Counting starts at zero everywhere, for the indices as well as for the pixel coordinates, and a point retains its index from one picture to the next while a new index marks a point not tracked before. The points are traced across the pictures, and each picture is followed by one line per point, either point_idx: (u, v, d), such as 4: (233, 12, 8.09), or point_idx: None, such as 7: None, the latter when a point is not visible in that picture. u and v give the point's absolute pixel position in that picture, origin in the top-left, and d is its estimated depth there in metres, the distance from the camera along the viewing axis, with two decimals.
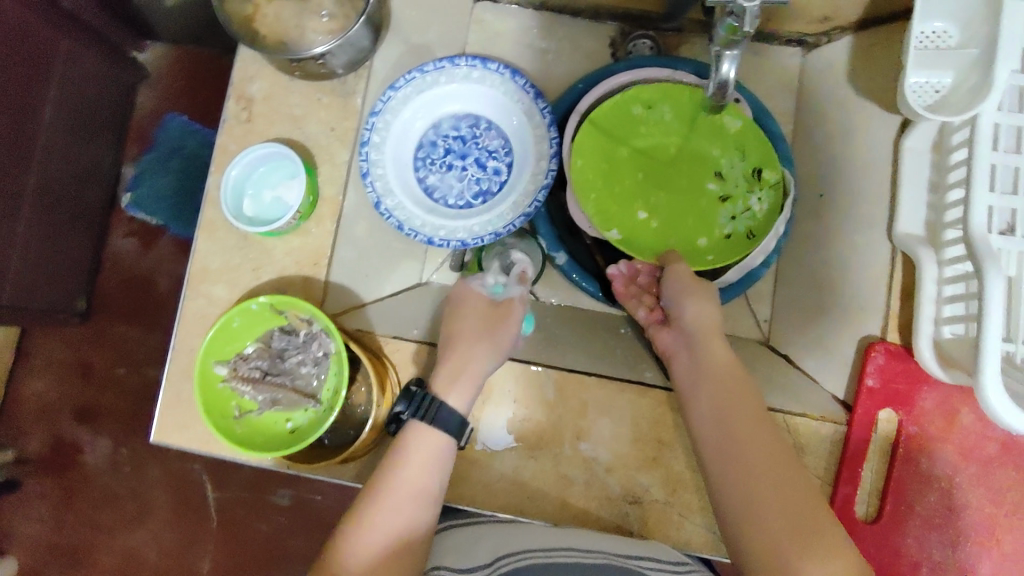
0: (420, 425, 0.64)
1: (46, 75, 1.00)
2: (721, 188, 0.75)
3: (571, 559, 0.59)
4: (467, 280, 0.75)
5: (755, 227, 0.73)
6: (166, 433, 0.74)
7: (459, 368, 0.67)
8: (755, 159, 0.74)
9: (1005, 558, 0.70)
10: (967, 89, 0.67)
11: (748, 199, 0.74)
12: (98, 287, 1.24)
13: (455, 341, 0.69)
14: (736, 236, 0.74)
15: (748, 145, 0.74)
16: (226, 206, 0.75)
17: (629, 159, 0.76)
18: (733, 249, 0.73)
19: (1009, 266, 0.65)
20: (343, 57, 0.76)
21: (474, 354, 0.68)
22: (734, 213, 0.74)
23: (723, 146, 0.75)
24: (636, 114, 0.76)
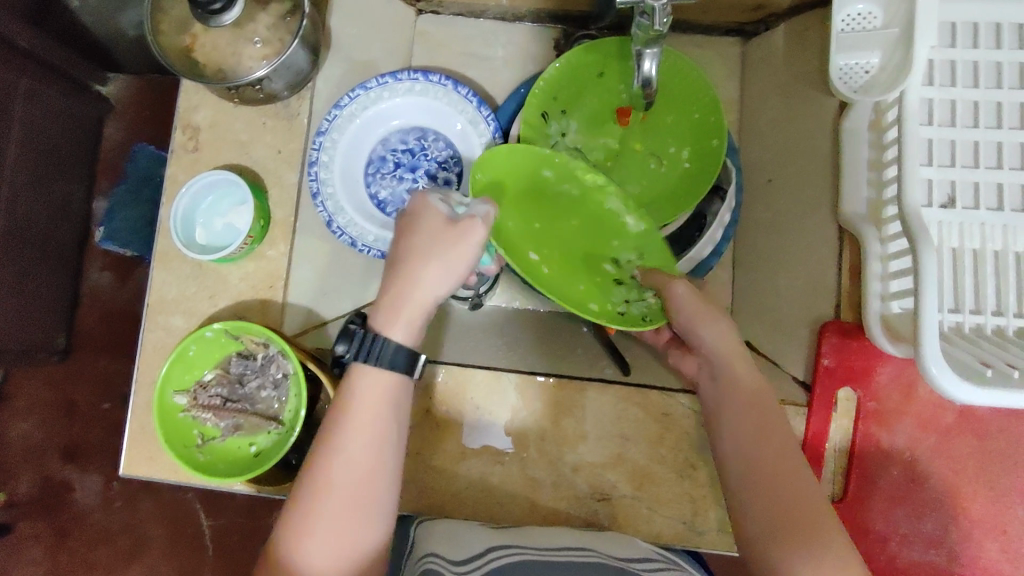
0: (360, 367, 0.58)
1: (8, 117, 1.00)
2: (618, 272, 0.70)
3: (564, 559, 0.61)
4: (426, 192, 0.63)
5: (651, 312, 0.67)
6: (135, 466, 0.75)
7: (404, 288, 0.59)
8: (653, 261, 0.68)
9: (971, 526, 0.71)
10: (893, 67, 0.68)
11: (642, 292, 0.68)
12: (78, 323, 1.24)
13: (405, 258, 0.60)
14: (629, 316, 0.67)
15: (653, 248, 0.69)
16: (176, 237, 0.76)
17: (537, 217, 0.71)
18: (623, 324, 0.66)
19: (951, 238, 0.66)
20: (281, 80, 0.78)
21: (423, 273, 0.59)
22: (630, 296, 0.69)
23: (624, 241, 0.70)
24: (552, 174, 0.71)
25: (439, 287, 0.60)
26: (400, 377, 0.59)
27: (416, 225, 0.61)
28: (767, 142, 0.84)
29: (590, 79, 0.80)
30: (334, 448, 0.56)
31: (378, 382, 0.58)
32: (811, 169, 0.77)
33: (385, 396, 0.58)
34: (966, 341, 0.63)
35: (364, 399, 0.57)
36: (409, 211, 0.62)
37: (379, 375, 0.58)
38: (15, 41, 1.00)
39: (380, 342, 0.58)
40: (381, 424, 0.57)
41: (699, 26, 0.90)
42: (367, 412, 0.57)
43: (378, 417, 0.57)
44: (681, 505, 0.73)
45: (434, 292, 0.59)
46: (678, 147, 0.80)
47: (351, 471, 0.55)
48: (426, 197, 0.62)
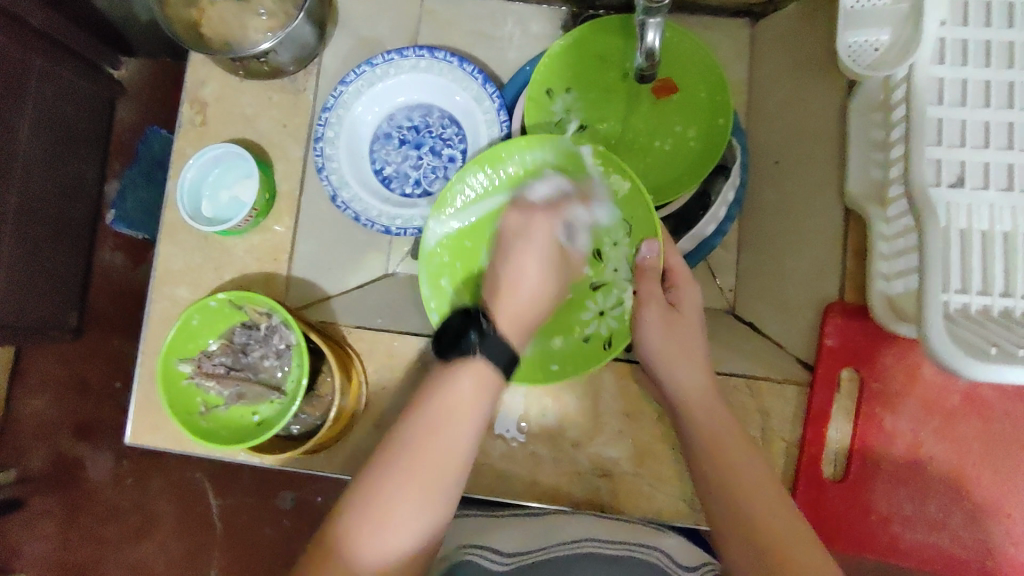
0: (467, 376, 0.55)
1: (21, 95, 1.00)
2: (595, 271, 0.72)
3: (595, 551, 0.61)
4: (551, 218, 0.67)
5: (613, 336, 0.71)
6: (140, 434, 0.76)
7: (512, 283, 0.62)
8: (636, 236, 0.70)
9: (977, 510, 0.70)
10: (899, 46, 0.67)
11: (621, 292, 0.71)
12: (91, 304, 1.26)
13: (509, 254, 0.64)
14: (595, 340, 0.71)
15: (634, 217, 0.70)
16: (183, 208, 0.77)
17: None
18: (588, 357, 0.71)
19: (959, 218, 0.64)
20: (287, 53, 0.79)
21: (523, 271, 0.63)
22: (607, 304, 0.72)
23: (607, 220, 0.71)
24: (545, 173, 0.72)
25: (550, 283, 0.64)
26: (500, 381, 0.57)
27: (528, 246, 0.65)
28: (775, 125, 0.84)
29: (600, 56, 0.80)
30: (424, 441, 0.52)
31: (475, 391, 0.55)
32: (818, 148, 0.77)
33: (480, 401, 0.55)
34: (973, 322, 0.61)
35: (458, 400, 0.54)
36: (526, 232, 0.66)
37: (485, 368, 0.55)
38: (27, 20, 1.00)
39: (502, 342, 0.57)
40: (473, 427, 0.54)
41: (708, 6, 0.89)
42: (461, 411, 0.54)
43: (468, 422, 0.54)
44: (681, 483, 0.73)
45: (535, 266, 0.64)
46: (685, 125, 0.79)
47: (433, 472, 0.51)
48: (547, 220, 0.66)
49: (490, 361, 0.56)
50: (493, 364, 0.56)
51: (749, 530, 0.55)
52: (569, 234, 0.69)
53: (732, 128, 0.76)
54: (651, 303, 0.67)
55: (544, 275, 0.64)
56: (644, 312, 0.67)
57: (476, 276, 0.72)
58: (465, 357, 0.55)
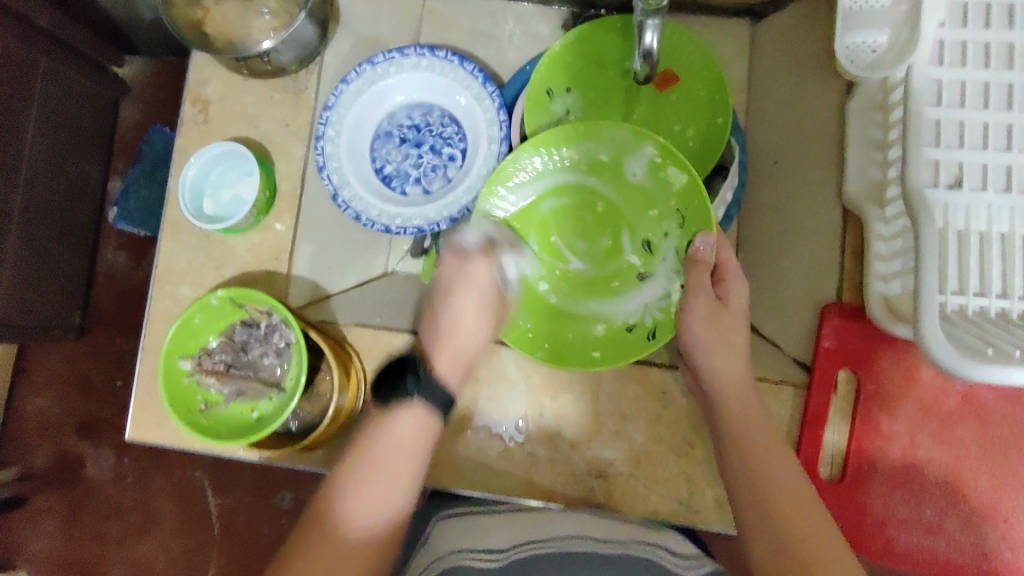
0: (416, 413, 0.60)
1: (28, 95, 1.01)
2: (644, 261, 0.74)
3: (584, 549, 0.60)
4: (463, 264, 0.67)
5: (658, 326, 0.71)
6: (140, 431, 0.77)
7: (448, 331, 0.66)
8: (689, 229, 0.71)
9: (972, 512, 0.70)
10: (896, 48, 0.67)
11: (669, 284, 0.72)
12: (93, 302, 1.27)
13: (449, 298, 0.66)
14: (639, 330, 0.72)
15: (688, 210, 0.71)
16: (184, 206, 0.78)
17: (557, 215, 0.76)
18: (630, 347, 0.72)
19: (957, 219, 0.64)
20: (289, 53, 0.80)
21: (464, 308, 0.66)
22: (654, 295, 0.73)
23: (663, 211, 0.73)
24: (602, 161, 0.75)
25: (486, 331, 0.68)
26: (438, 425, 0.62)
27: (455, 290, 0.66)
28: (774, 126, 0.84)
29: (600, 57, 0.80)
30: (367, 481, 0.56)
31: (416, 431, 0.60)
32: (816, 150, 0.77)
33: (420, 441, 0.60)
34: (970, 325, 0.61)
35: (399, 441, 0.59)
36: (453, 279, 0.67)
37: (429, 416, 0.60)
38: (32, 20, 1.01)
39: (439, 389, 0.62)
40: (410, 467, 0.59)
41: (709, 7, 0.89)
42: (403, 453, 0.59)
43: (409, 462, 0.58)
44: (677, 484, 0.73)
45: (473, 316, 0.66)
46: (683, 125, 0.79)
47: (369, 510, 0.56)
48: (460, 261, 0.67)
49: (427, 406, 0.61)
50: (432, 409, 0.61)
51: (743, 529, 0.55)
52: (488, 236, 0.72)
53: (730, 127, 0.76)
54: (698, 293, 0.66)
55: (484, 316, 0.67)
56: (691, 303, 0.66)
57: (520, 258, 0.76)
58: (404, 402, 0.60)
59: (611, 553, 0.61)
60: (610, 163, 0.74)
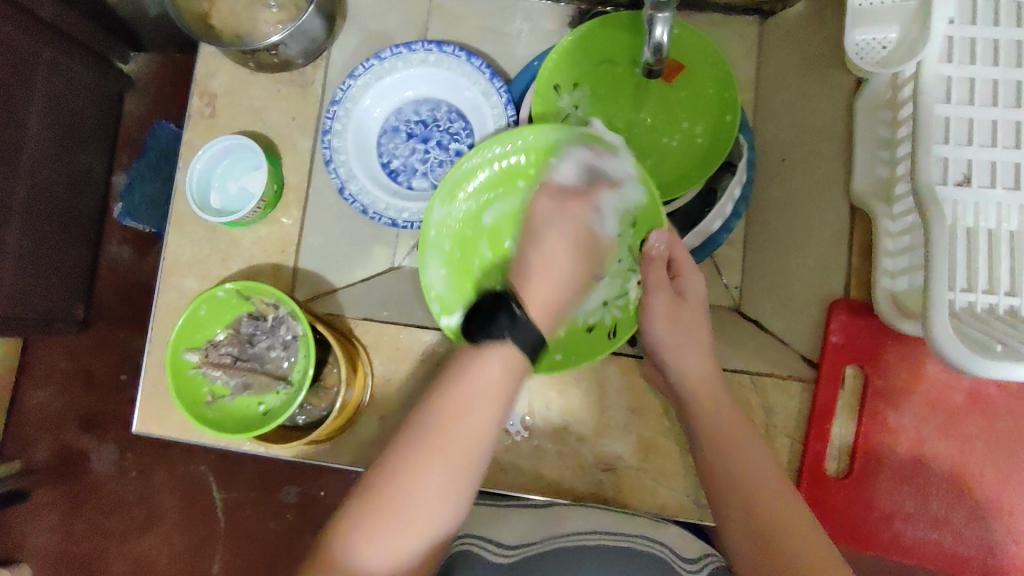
0: (494, 357, 0.56)
1: (30, 88, 1.01)
2: None
3: (593, 542, 0.61)
4: (556, 196, 0.69)
5: (619, 325, 0.71)
6: (146, 423, 0.77)
7: (540, 273, 0.65)
8: (642, 227, 0.69)
9: (978, 507, 0.70)
10: (907, 44, 0.67)
11: (625, 281, 0.71)
12: (97, 296, 1.26)
13: (540, 233, 0.67)
14: (600, 330, 0.71)
15: (640, 208, 0.69)
16: (191, 199, 0.77)
17: (509, 220, 0.72)
18: (591, 348, 0.71)
19: (965, 216, 0.64)
20: (296, 46, 0.79)
21: (552, 244, 0.66)
22: (612, 296, 0.71)
23: (614, 211, 0.70)
24: (546, 161, 0.71)
25: (575, 282, 0.67)
26: (526, 363, 0.58)
27: (546, 225, 0.68)
28: (782, 122, 0.84)
29: (608, 53, 0.80)
30: (442, 438, 0.52)
31: (501, 372, 0.56)
32: (824, 146, 0.77)
33: (506, 380, 0.56)
34: (976, 321, 0.61)
35: (483, 381, 0.55)
36: (543, 212, 0.69)
37: (517, 355, 0.56)
38: (36, 13, 1.00)
39: (531, 325, 0.58)
40: (495, 413, 0.55)
41: (716, 4, 0.89)
42: (484, 394, 0.55)
43: (492, 406, 0.55)
44: (685, 478, 0.73)
45: (564, 253, 0.66)
46: (692, 122, 0.79)
47: (454, 460, 0.52)
48: (551, 200, 0.69)
49: (518, 346, 0.57)
50: (522, 351, 0.57)
51: None
52: (582, 172, 0.69)
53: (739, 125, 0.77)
54: (657, 290, 0.67)
55: (571, 263, 0.67)
56: (652, 300, 0.67)
57: (474, 267, 0.72)
58: (494, 341, 0.56)
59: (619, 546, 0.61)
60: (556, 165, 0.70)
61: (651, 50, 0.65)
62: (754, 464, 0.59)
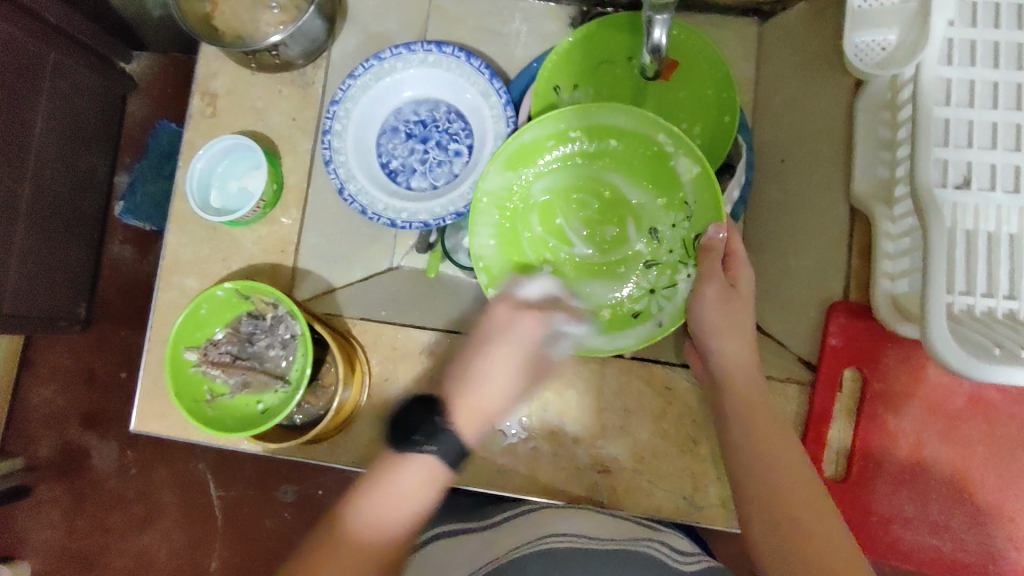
0: (417, 466, 0.55)
1: (36, 89, 1.01)
2: (651, 249, 0.74)
3: (585, 548, 0.61)
4: (513, 312, 0.64)
5: (666, 315, 0.72)
6: (146, 421, 0.77)
7: (464, 399, 0.60)
8: (698, 222, 0.71)
9: (977, 512, 0.69)
10: (906, 46, 0.67)
11: (674, 272, 0.73)
12: (99, 295, 1.27)
13: (483, 343, 0.62)
14: (647, 318, 0.73)
15: (697, 201, 0.71)
16: (192, 198, 0.78)
17: (565, 195, 0.76)
18: (639, 335, 0.72)
19: (965, 219, 0.63)
20: (297, 47, 0.79)
21: (496, 360, 0.62)
22: (660, 283, 0.73)
23: (670, 200, 0.73)
24: (612, 145, 0.73)
25: (507, 395, 0.62)
26: (446, 477, 0.57)
27: (489, 332, 0.63)
28: (781, 124, 0.84)
29: (608, 55, 0.81)
30: (355, 533, 0.52)
31: (420, 478, 0.55)
32: (823, 148, 0.77)
33: (426, 494, 0.55)
34: (977, 324, 0.61)
35: (403, 485, 0.55)
36: (490, 322, 0.64)
37: (439, 467, 0.56)
38: (43, 15, 1.01)
39: (454, 437, 0.57)
40: (408, 517, 0.54)
41: (715, 6, 0.89)
42: (403, 498, 0.54)
43: (409, 510, 0.54)
44: (681, 480, 0.73)
45: (513, 352, 0.62)
46: (690, 123, 0.79)
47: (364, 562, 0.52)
48: (507, 309, 0.65)
49: (436, 457, 0.56)
50: (442, 461, 0.56)
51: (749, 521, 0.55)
52: (553, 343, 0.66)
53: (737, 127, 0.76)
54: (710, 279, 0.66)
55: (521, 372, 0.62)
56: (704, 287, 0.66)
57: (525, 238, 0.76)
58: (411, 454, 0.55)
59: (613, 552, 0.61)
60: (622, 149, 0.73)
61: (650, 51, 0.65)
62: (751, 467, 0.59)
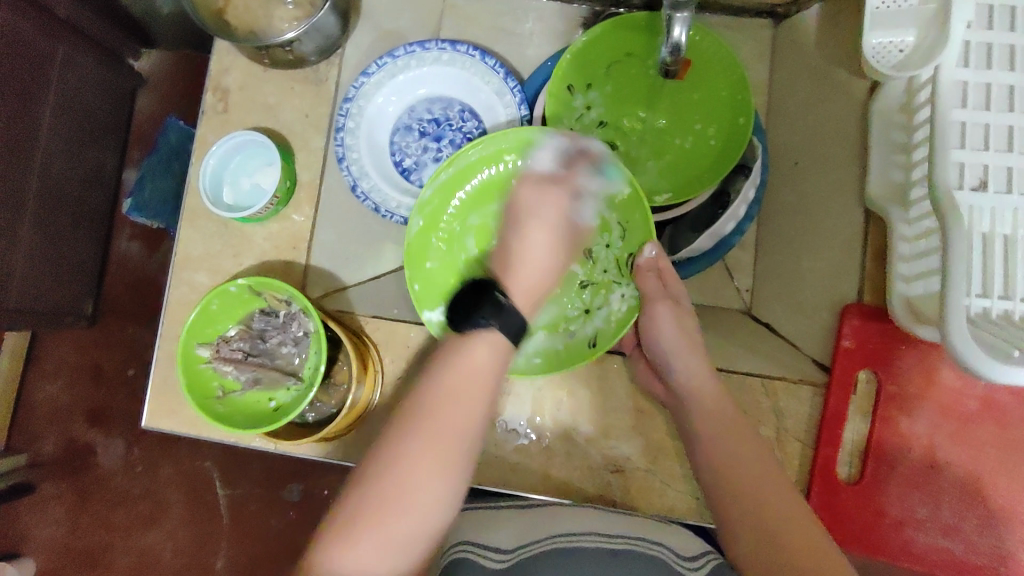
0: (479, 338, 0.57)
1: (44, 84, 1.01)
2: (585, 270, 0.74)
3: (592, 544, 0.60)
4: (526, 180, 0.69)
5: (599, 335, 0.72)
6: (155, 417, 0.77)
7: (522, 258, 0.67)
8: (633, 242, 0.72)
9: (991, 515, 0.69)
10: (926, 47, 0.67)
11: (609, 292, 0.74)
12: (106, 292, 1.27)
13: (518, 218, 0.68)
14: (582, 340, 0.73)
15: (629, 223, 0.72)
16: (204, 193, 0.78)
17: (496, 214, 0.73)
18: (574, 355, 0.72)
19: (983, 222, 0.63)
20: (311, 43, 0.79)
21: (534, 235, 0.67)
22: (594, 303, 0.74)
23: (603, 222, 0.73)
24: None
25: (555, 262, 0.68)
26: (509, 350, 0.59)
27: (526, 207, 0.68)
28: (795, 126, 0.83)
29: (622, 55, 0.81)
30: (425, 426, 0.53)
31: (489, 354, 0.57)
32: (838, 149, 0.77)
33: (490, 374, 0.56)
34: (995, 327, 0.60)
35: (469, 370, 0.55)
36: (521, 198, 0.69)
37: (499, 339, 0.57)
38: (54, 11, 1.01)
39: (512, 311, 0.59)
40: (479, 403, 0.55)
41: (729, 7, 0.88)
42: (470, 382, 0.55)
43: (481, 394, 0.55)
44: (694, 481, 0.73)
45: (544, 228, 0.68)
46: (704, 124, 0.79)
47: (443, 449, 0.52)
48: (528, 184, 0.69)
49: (499, 332, 0.58)
50: (504, 334, 0.58)
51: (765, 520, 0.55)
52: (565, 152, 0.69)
53: (752, 127, 0.75)
54: (659, 299, 0.70)
55: (555, 248, 0.68)
56: (656, 310, 0.70)
57: (459, 260, 0.73)
58: (478, 329, 0.57)
59: (621, 549, 0.60)
60: None
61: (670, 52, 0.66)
62: (766, 466, 0.59)
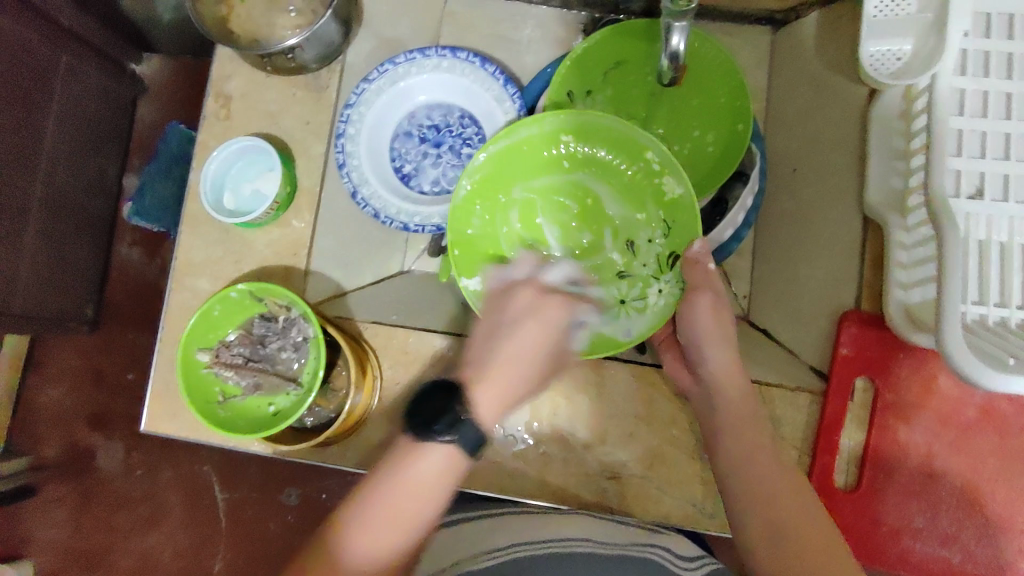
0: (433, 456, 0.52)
1: (47, 91, 1.02)
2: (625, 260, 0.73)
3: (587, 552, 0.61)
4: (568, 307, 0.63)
5: (636, 326, 0.70)
6: (156, 422, 0.77)
7: (491, 369, 0.57)
8: (675, 241, 0.70)
9: (988, 524, 0.69)
10: (923, 56, 0.67)
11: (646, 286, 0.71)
12: (108, 296, 1.28)
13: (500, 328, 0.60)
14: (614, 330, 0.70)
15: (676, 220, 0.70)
16: (206, 199, 0.78)
17: (543, 194, 0.74)
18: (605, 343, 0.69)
19: (979, 230, 0.63)
20: (312, 50, 0.81)
21: (523, 335, 0.59)
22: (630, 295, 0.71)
23: (648, 215, 0.72)
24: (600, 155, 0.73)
25: (537, 366, 0.59)
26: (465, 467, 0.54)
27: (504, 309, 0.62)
28: (793, 133, 0.84)
29: (620, 61, 0.81)
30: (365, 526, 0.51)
31: (443, 466, 0.53)
32: (836, 157, 0.77)
33: (443, 486, 0.53)
34: (991, 334, 0.60)
35: (420, 478, 0.52)
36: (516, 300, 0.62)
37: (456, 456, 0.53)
38: (58, 19, 1.02)
39: (473, 426, 0.53)
40: (424, 510, 0.52)
41: (728, 14, 0.89)
42: (420, 489, 0.52)
43: (428, 502, 0.52)
44: (691, 488, 0.73)
45: (539, 337, 0.59)
46: (702, 130, 0.79)
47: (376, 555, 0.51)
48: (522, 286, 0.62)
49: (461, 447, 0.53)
50: (461, 451, 0.53)
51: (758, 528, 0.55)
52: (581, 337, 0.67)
53: (750, 135, 0.76)
54: (703, 291, 0.66)
55: (536, 357, 0.59)
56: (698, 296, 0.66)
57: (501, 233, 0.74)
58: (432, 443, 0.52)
59: (617, 556, 0.61)
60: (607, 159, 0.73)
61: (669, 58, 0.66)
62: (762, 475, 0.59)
